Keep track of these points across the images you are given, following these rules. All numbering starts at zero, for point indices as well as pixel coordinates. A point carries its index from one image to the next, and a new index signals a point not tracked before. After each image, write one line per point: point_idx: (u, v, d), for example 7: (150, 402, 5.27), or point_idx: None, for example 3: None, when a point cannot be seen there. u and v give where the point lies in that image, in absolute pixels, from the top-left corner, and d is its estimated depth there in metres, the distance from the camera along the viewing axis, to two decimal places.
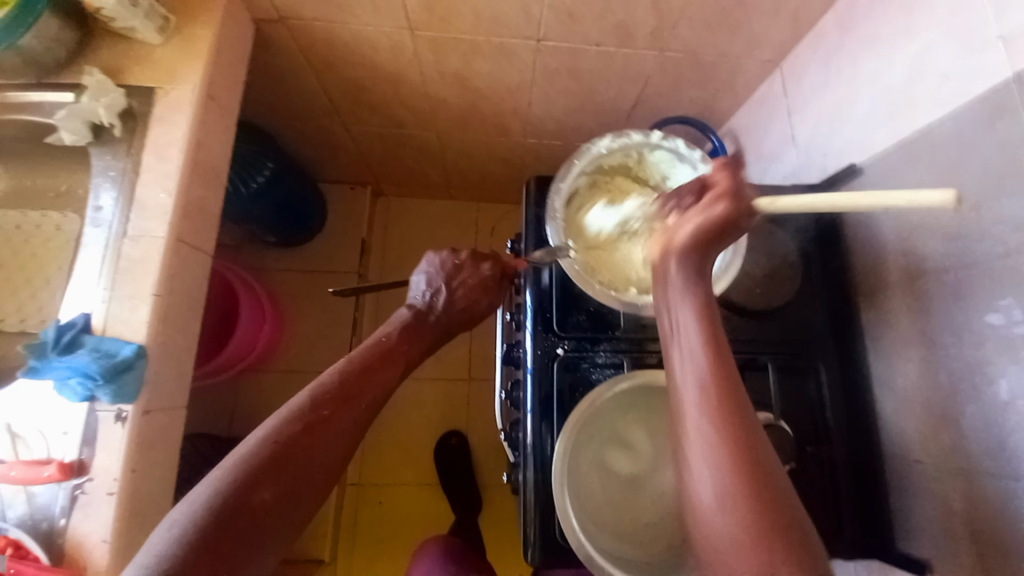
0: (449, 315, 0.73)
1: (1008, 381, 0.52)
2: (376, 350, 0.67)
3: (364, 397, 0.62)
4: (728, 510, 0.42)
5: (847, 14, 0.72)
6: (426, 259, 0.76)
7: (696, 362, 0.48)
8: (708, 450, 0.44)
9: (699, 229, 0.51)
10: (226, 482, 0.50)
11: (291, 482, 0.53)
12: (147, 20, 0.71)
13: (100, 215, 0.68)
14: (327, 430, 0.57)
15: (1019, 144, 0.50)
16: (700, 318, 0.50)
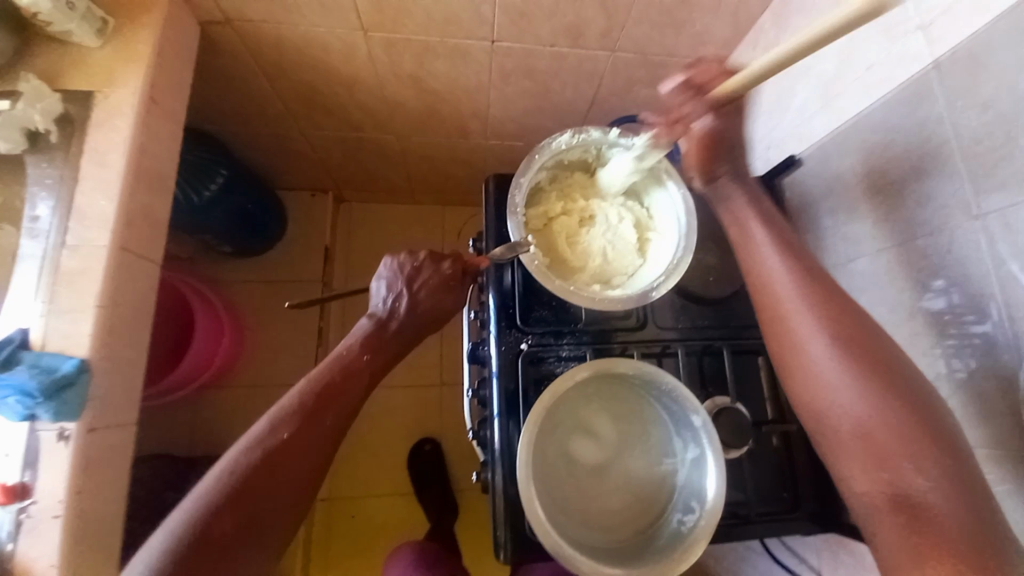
0: (412, 319, 0.69)
1: (941, 352, 0.56)
2: (337, 367, 0.63)
3: (328, 415, 0.59)
4: (843, 363, 0.51)
5: (782, 12, 0.76)
6: (385, 264, 0.72)
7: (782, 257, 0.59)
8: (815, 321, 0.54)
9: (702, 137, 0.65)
10: (188, 524, 0.50)
11: (252, 509, 0.52)
12: (84, 23, 0.68)
13: (37, 225, 0.64)
14: (290, 454, 0.55)
15: (935, 128, 0.55)
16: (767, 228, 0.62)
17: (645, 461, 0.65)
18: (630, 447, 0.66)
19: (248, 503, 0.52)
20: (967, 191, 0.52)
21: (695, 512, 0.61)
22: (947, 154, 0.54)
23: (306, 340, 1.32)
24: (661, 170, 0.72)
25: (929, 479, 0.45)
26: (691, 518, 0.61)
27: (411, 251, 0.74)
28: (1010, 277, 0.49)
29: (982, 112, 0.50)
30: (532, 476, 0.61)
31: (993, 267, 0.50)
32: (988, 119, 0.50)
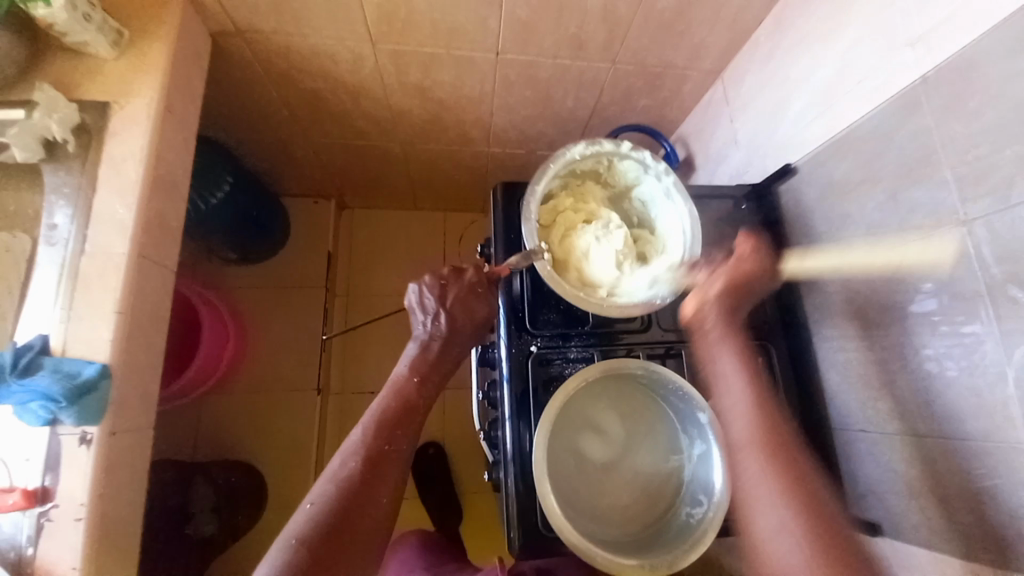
0: (455, 338, 0.69)
1: (931, 350, 0.59)
2: (396, 399, 0.63)
3: (398, 445, 0.60)
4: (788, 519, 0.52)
5: (778, 26, 0.80)
6: (412, 289, 0.71)
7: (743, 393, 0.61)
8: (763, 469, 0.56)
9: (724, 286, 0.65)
10: (283, 565, 0.50)
11: (342, 547, 0.53)
12: (100, 35, 0.70)
13: (55, 233, 0.66)
14: (368, 488, 0.56)
15: (924, 136, 0.58)
16: (737, 360, 0.63)
17: (653, 457, 0.68)
18: (635, 444, 0.69)
19: (333, 539, 0.52)
20: (954, 200, 0.55)
21: (704, 504, 0.63)
22: (937, 164, 0.57)
23: (309, 346, 1.33)
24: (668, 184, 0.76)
25: None
26: (700, 510, 0.64)
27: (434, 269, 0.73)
28: (996, 280, 0.52)
29: (969, 123, 0.54)
30: (547, 474, 0.63)
31: (979, 271, 0.53)
32: (974, 131, 0.53)
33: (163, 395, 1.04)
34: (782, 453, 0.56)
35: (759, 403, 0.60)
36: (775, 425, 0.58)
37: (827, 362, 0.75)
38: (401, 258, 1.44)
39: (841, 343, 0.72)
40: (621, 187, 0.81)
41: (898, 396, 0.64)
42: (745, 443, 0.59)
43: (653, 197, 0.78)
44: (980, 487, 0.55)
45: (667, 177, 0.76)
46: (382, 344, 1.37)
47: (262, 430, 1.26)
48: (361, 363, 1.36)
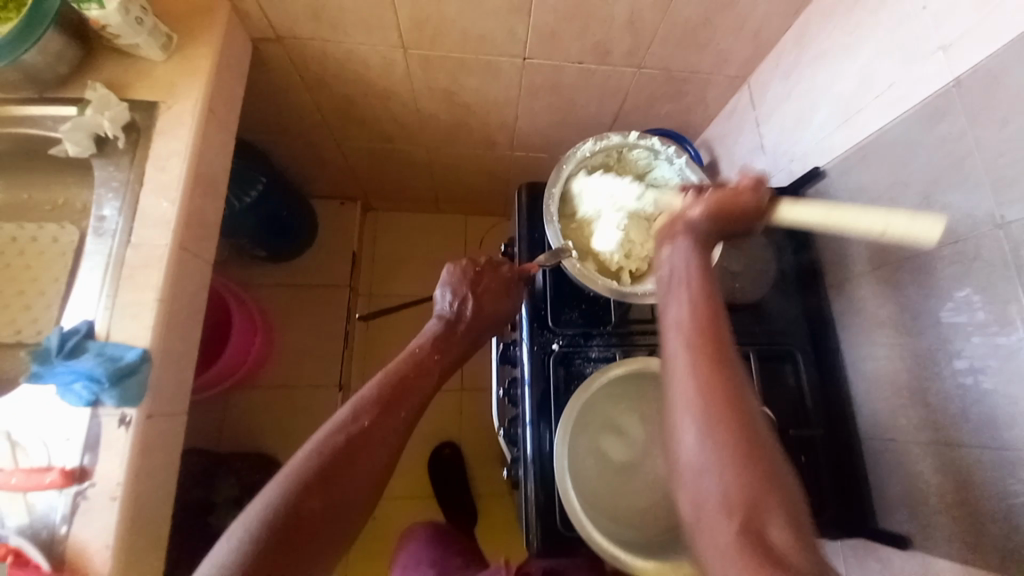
0: (479, 322, 0.70)
1: (967, 356, 0.58)
2: (411, 363, 0.64)
3: (405, 407, 0.61)
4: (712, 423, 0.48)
5: (803, 34, 0.80)
6: (446, 271, 0.73)
7: (691, 297, 0.56)
8: (697, 372, 0.51)
9: (715, 205, 0.61)
10: (279, 500, 0.51)
11: (337, 495, 0.53)
12: (150, 38, 0.74)
13: (104, 224, 0.69)
14: (370, 441, 0.57)
15: (957, 142, 0.57)
16: (690, 267, 0.58)
17: None
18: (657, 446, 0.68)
19: (331, 485, 0.53)
20: (988, 204, 0.55)
21: None
22: (971, 170, 0.56)
23: (331, 345, 1.35)
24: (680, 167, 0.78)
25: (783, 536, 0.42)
26: None
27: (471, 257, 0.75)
28: None
29: (1002, 129, 0.53)
30: (568, 467, 0.64)
31: (1019, 277, 0.52)
32: (1007, 135, 0.53)
33: (197, 382, 1.10)
34: (716, 360, 0.52)
35: (712, 369, 0.51)
36: (716, 328, 0.54)
37: (856, 369, 0.73)
38: (422, 261, 1.47)
39: (869, 349, 0.71)
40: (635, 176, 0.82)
41: (930, 403, 0.62)
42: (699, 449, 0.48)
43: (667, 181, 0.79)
44: (1012, 497, 0.54)
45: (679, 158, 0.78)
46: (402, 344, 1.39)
47: (284, 425, 1.29)
48: (381, 362, 1.38)
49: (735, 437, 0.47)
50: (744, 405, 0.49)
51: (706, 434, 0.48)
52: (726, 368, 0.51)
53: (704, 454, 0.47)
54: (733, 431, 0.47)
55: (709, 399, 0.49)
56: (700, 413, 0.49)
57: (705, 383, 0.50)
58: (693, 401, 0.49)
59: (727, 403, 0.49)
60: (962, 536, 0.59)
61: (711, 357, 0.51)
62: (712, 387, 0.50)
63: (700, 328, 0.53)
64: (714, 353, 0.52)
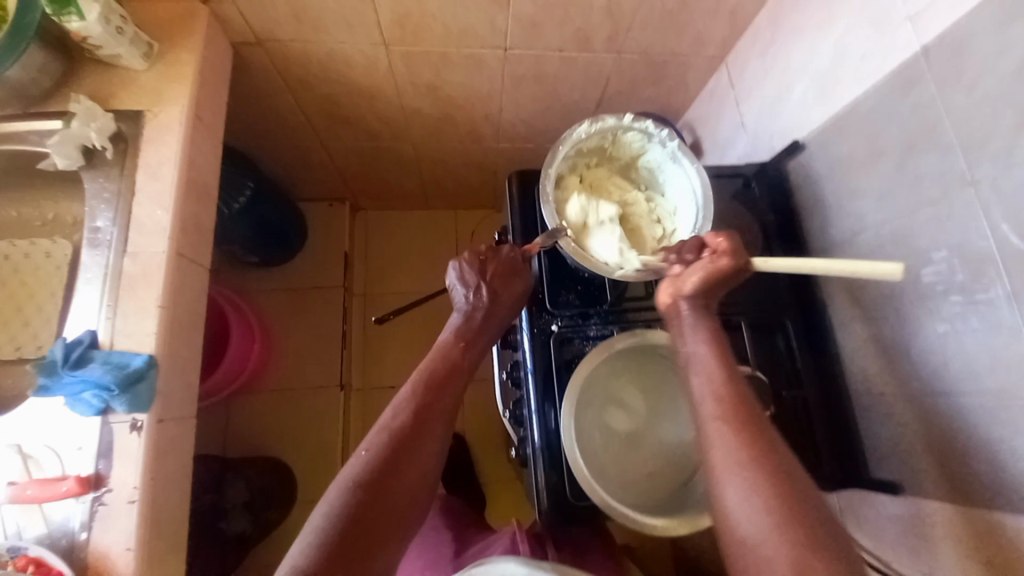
0: (496, 309, 0.71)
1: (942, 311, 0.61)
2: (440, 360, 0.67)
3: (443, 401, 0.64)
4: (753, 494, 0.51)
5: (778, 11, 0.82)
6: (453, 267, 0.74)
7: (712, 372, 0.60)
8: (727, 447, 0.54)
9: (703, 278, 0.63)
10: (342, 500, 0.55)
11: (391, 491, 0.56)
12: (132, 47, 0.74)
13: (99, 235, 0.69)
14: (414, 437, 0.60)
15: (926, 107, 0.60)
16: (712, 343, 0.62)
17: (675, 428, 0.71)
18: (659, 417, 0.72)
19: (386, 482, 0.56)
20: (959, 164, 0.57)
21: None
22: (941, 133, 0.59)
23: (330, 347, 1.35)
24: (675, 150, 0.78)
25: None
26: None
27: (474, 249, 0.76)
28: (1005, 238, 0.53)
29: (969, 91, 0.55)
30: (576, 439, 0.67)
31: (989, 229, 0.55)
32: (975, 98, 0.55)
33: (205, 387, 1.11)
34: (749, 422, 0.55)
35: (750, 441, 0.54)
36: (745, 396, 0.58)
37: (843, 329, 0.76)
38: (416, 258, 1.48)
39: (858, 311, 0.73)
40: (628, 158, 0.83)
41: (913, 358, 0.65)
42: (755, 529, 0.49)
43: (660, 163, 0.81)
44: (997, 443, 0.56)
45: (672, 142, 0.79)
46: (401, 341, 1.41)
47: (289, 428, 1.30)
48: (381, 361, 1.39)
49: (783, 505, 0.49)
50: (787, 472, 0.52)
51: (751, 502, 0.50)
52: (762, 436, 0.54)
53: (752, 519, 0.50)
54: (780, 498, 0.50)
55: (745, 469, 0.52)
56: (748, 486, 0.51)
57: (735, 452, 0.54)
58: (737, 466, 0.53)
59: (772, 471, 0.51)
60: (952, 481, 0.62)
61: (742, 427, 0.55)
62: (750, 461, 0.53)
63: (731, 404, 0.57)
64: (749, 429, 0.55)
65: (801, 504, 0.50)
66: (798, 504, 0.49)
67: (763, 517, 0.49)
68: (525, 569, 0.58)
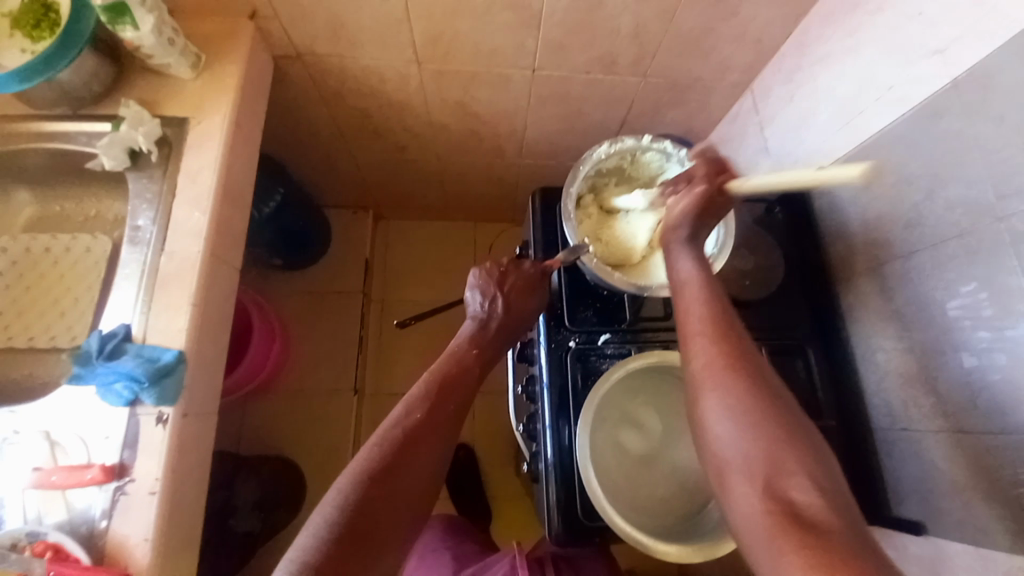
0: (510, 319, 0.72)
1: (972, 345, 0.60)
2: (454, 363, 0.68)
3: (454, 403, 0.64)
4: (728, 396, 0.52)
5: (804, 40, 0.83)
6: (471, 276, 0.75)
7: (698, 292, 0.61)
8: (706, 353, 0.56)
9: (690, 205, 0.64)
10: (352, 491, 0.55)
11: (398, 486, 0.57)
12: (181, 58, 0.77)
13: (139, 233, 0.73)
14: (425, 435, 0.61)
15: (956, 138, 0.60)
16: (699, 266, 0.63)
17: (690, 452, 0.71)
18: (675, 439, 0.72)
19: (395, 478, 0.57)
20: (989, 197, 0.57)
21: None
22: (968, 163, 0.59)
23: (346, 352, 1.38)
24: (693, 169, 0.80)
25: (812, 487, 0.46)
26: None
27: (492, 260, 0.77)
28: None
29: (996, 122, 0.55)
30: (589, 457, 0.67)
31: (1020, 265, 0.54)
32: (1003, 131, 0.55)
33: (226, 383, 1.14)
34: (728, 331, 0.57)
35: (729, 350, 0.55)
36: (727, 310, 0.59)
37: (867, 361, 0.75)
38: (435, 268, 1.50)
39: (884, 341, 0.72)
40: (647, 178, 0.84)
41: (942, 389, 0.64)
42: (729, 435, 0.51)
43: None
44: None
45: (691, 160, 0.80)
46: (416, 350, 1.42)
47: (302, 429, 1.31)
48: (395, 367, 1.41)
49: (758, 412, 0.51)
50: (770, 384, 0.53)
51: (729, 411, 0.52)
52: (744, 349, 0.55)
53: (729, 427, 0.51)
54: (755, 406, 0.51)
55: (720, 381, 0.54)
56: (725, 395, 0.53)
57: (713, 360, 0.55)
58: (712, 372, 0.54)
59: (751, 384, 0.53)
60: (979, 523, 0.60)
61: (724, 345, 0.56)
62: (729, 367, 0.54)
63: (713, 317, 0.58)
64: (728, 340, 0.56)
65: (777, 411, 0.51)
66: (770, 408, 0.51)
67: (734, 420, 0.51)
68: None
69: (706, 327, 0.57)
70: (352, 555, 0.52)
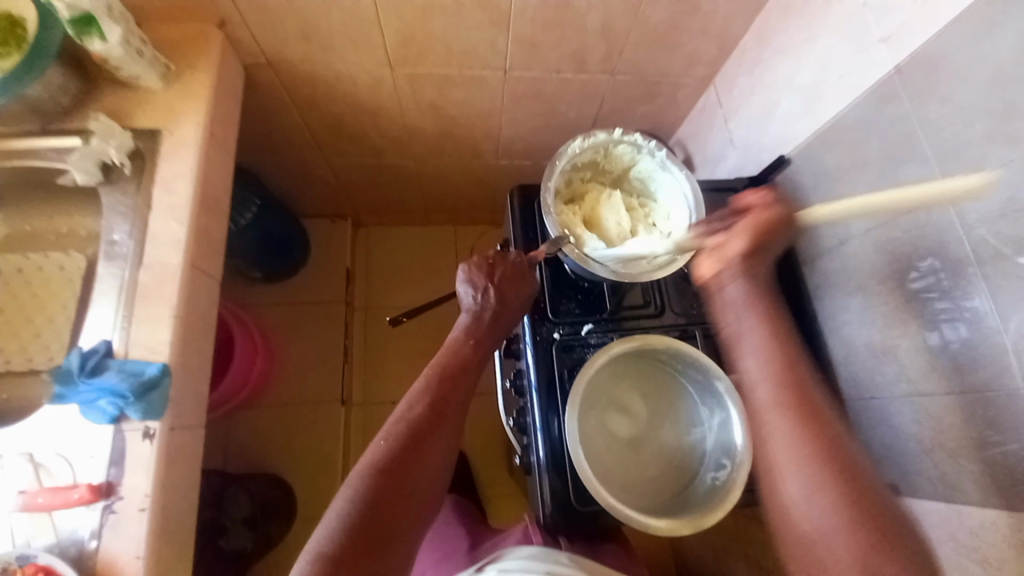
0: (504, 308, 0.73)
1: (929, 316, 0.64)
2: (453, 356, 0.69)
3: (456, 395, 0.66)
4: (816, 479, 0.53)
5: (764, 32, 0.87)
6: (461, 270, 0.76)
7: (769, 360, 0.62)
8: (786, 428, 0.57)
9: (747, 242, 0.66)
10: (363, 485, 0.57)
11: (408, 477, 0.58)
12: (150, 68, 0.77)
13: (116, 247, 0.72)
14: (429, 428, 0.62)
15: (905, 119, 0.64)
16: (763, 328, 0.64)
17: (674, 432, 0.74)
18: (660, 421, 0.75)
19: (404, 469, 0.59)
20: (935, 173, 0.61)
21: (726, 468, 0.69)
22: (917, 143, 0.63)
23: (332, 360, 1.37)
24: (663, 161, 0.83)
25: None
26: (723, 473, 0.69)
27: (480, 253, 0.78)
28: (980, 241, 0.57)
29: (942, 102, 0.59)
30: (579, 441, 0.69)
31: (965, 234, 0.58)
32: (948, 109, 0.59)
33: (212, 399, 1.13)
34: (807, 403, 0.58)
35: (808, 426, 0.56)
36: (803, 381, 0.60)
37: (834, 337, 0.79)
38: (417, 272, 1.50)
39: (847, 317, 0.76)
40: (620, 170, 0.87)
41: (903, 359, 0.68)
42: (818, 517, 0.52)
43: (651, 172, 0.85)
44: (989, 443, 0.58)
45: (661, 152, 0.83)
46: (402, 356, 1.42)
47: (291, 441, 1.30)
48: (382, 374, 1.40)
49: (846, 494, 0.52)
50: (856, 466, 0.54)
51: (818, 498, 0.52)
52: (825, 429, 0.56)
53: (821, 521, 0.52)
54: (845, 492, 0.52)
55: (805, 458, 0.55)
56: (811, 477, 0.53)
57: (795, 436, 0.56)
58: (797, 454, 0.55)
59: (834, 461, 0.54)
60: (946, 481, 0.64)
61: (805, 419, 0.57)
62: (812, 447, 0.55)
63: (790, 389, 0.59)
64: (807, 415, 0.57)
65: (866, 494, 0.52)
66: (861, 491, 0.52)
67: (826, 503, 0.52)
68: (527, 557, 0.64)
69: (781, 403, 0.59)
70: (370, 545, 0.54)
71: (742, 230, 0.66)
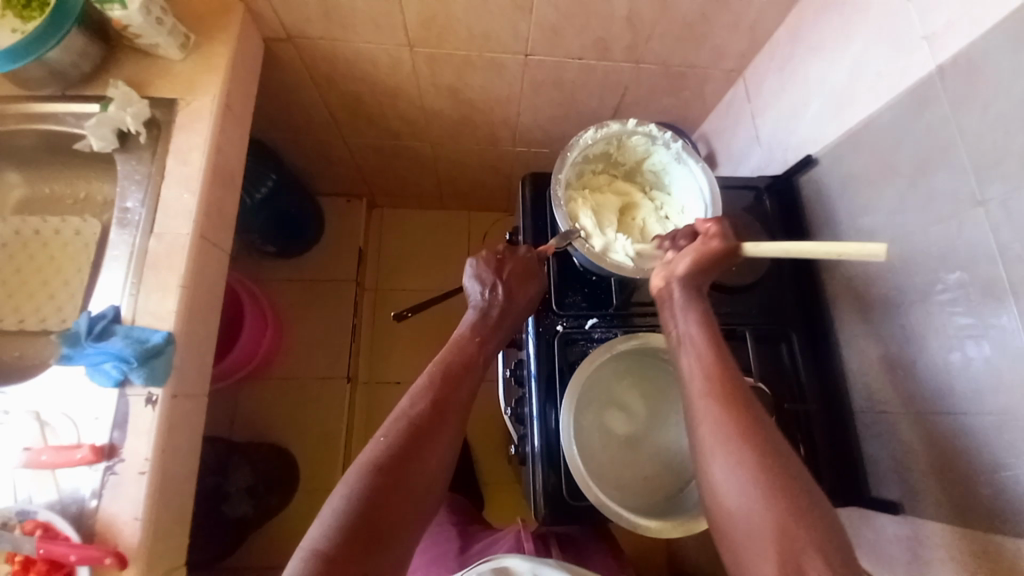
0: (511, 305, 0.72)
1: (950, 333, 0.61)
2: (457, 353, 0.68)
3: (459, 392, 0.65)
4: (736, 462, 0.52)
5: (797, 27, 0.83)
6: (470, 264, 0.76)
7: (703, 352, 0.60)
8: (711, 414, 0.56)
9: (693, 261, 0.65)
10: (362, 483, 0.56)
11: (408, 476, 0.58)
12: (170, 37, 0.77)
13: (128, 216, 0.72)
14: (431, 425, 0.62)
15: (942, 127, 0.60)
16: (702, 325, 0.62)
17: (674, 434, 0.72)
18: (661, 422, 0.73)
19: (403, 466, 0.58)
20: (971, 183, 0.57)
21: None
22: (954, 152, 0.59)
23: (339, 339, 1.38)
24: (677, 153, 0.80)
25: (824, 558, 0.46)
26: None
27: (489, 248, 0.78)
28: (1015, 258, 0.53)
29: (983, 111, 0.56)
30: (574, 437, 0.68)
31: (1000, 253, 0.55)
32: (989, 119, 0.55)
33: (217, 369, 1.14)
34: (732, 391, 0.56)
35: (736, 417, 0.55)
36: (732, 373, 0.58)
37: (849, 347, 0.76)
38: (428, 256, 1.50)
39: (866, 327, 0.73)
40: (633, 163, 0.85)
41: (919, 376, 0.65)
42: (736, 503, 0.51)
43: (665, 165, 0.83)
44: (1001, 468, 0.56)
45: (677, 143, 0.80)
46: (409, 339, 1.43)
47: (296, 416, 1.32)
48: (389, 356, 1.41)
49: (767, 483, 0.50)
50: (783, 461, 0.52)
51: (740, 483, 0.51)
52: (749, 420, 0.54)
53: (743, 502, 0.50)
54: (766, 477, 0.50)
55: (727, 443, 0.53)
56: (733, 464, 0.52)
57: (718, 424, 0.55)
58: (722, 440, 0.54)
59: (756, 449, 0.52)
60: (954, 503, 0.61)
61: (733, 408, 0.55)
62: (735, 436, 0.53)
63: (721, 380, 0.57)
64: (735, 403, 0.56)
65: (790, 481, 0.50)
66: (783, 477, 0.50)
67: (749, 490, 0.50)
68: (528, 564, 0.64)
69: (710, 392, 0.57)
70: (367, 545, 0.53)
71: (692, 250, 0.65)
